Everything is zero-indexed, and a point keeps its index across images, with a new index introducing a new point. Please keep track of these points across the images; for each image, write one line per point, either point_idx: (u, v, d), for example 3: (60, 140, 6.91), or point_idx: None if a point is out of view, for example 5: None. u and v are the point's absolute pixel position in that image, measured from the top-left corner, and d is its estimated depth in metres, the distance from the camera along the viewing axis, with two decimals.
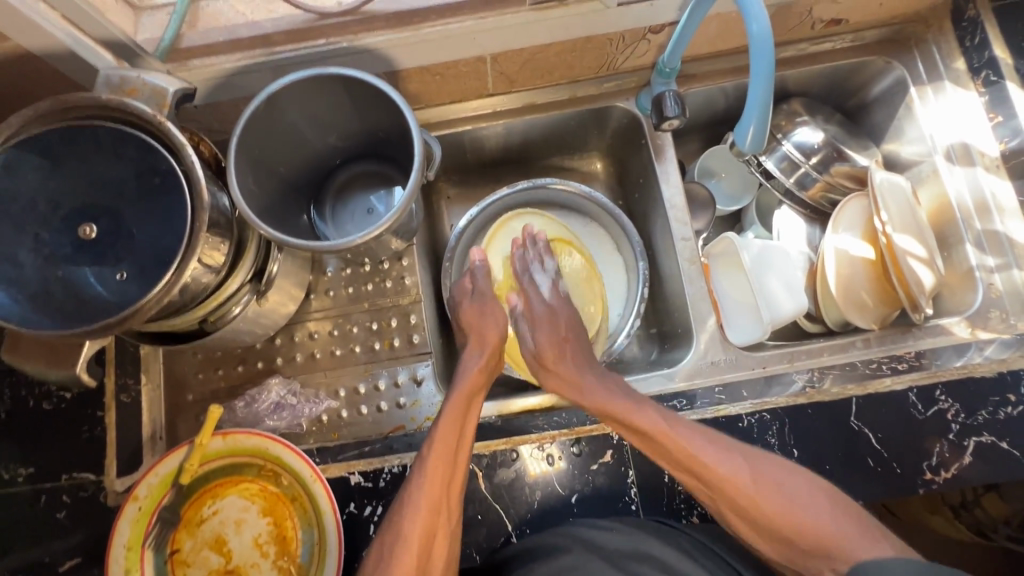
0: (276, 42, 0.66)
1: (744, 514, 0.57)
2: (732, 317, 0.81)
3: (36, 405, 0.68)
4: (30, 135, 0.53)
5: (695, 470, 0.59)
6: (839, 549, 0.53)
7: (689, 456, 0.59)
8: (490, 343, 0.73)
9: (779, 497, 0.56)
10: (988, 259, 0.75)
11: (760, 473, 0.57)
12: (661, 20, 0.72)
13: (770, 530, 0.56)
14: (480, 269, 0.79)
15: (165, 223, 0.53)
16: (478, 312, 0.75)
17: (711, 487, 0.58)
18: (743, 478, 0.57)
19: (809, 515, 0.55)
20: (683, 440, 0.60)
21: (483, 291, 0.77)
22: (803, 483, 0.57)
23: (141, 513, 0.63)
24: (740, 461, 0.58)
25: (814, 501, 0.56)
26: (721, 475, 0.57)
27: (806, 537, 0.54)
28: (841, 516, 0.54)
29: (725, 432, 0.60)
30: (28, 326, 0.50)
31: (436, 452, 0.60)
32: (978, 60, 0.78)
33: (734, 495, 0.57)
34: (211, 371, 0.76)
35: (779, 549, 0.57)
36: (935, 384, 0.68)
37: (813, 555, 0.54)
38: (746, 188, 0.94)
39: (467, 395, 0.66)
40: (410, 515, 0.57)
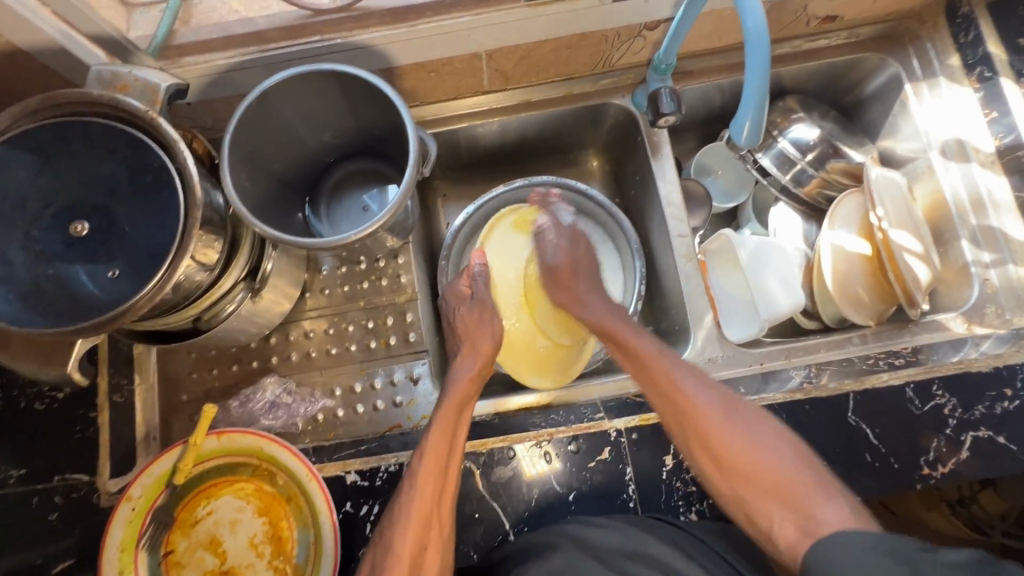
0: (270, 38, 0.66)
1: (709, 453, 0.59)
2: (729, 314, 0.81)
3: (28, 406, 0.67)
4: (21, 132, 0.53)
5: (671, 393, 0.63)
6: (795, 494, 0.54)
7: (670, 380, 0.63)
8: (484, 352, 0.73)
9: (743, 435, 0.58)
10: (983, 255, 0.75)
11: (732, 411, 0.60)
12: (656, 16, 0.71)
13: (728, 465, 0.58)
14: (480, 275, 0.78)
15: (157, 220, 0.52)
16: (475, 317, 0.75)
17: (682, 411, 0.61)
18: (713, 409, 0.60)
19: (770, 458, 0.56)
20: (667, 367, 0.65)
21: (482, 298, 0.77)
22: (770, 433, 0.58)
23: (135, 513, 0.63)
24: (713, 396, 0.61)
25: (778, 450, 0.57)
26: (693, 400, 0.61)
27: (766, 477, 0.56)
28: (797, 463, 0.56)
29: (718, 403, 0.61)
30: (18, 324, 0.49)
31: (427, 462, 0.59)
32: (972, 56, 0.78)
33: (700, 424, 0.60)
34: (206, 370, 0.75)
35: (735, 489, 0.57)
36: (932, 380, 0.68)
37: (768, 498, 0.55)
38: (742, 185, 0.94)
39: (454, 410, 0.64)
40: (398, 536, 0.56)
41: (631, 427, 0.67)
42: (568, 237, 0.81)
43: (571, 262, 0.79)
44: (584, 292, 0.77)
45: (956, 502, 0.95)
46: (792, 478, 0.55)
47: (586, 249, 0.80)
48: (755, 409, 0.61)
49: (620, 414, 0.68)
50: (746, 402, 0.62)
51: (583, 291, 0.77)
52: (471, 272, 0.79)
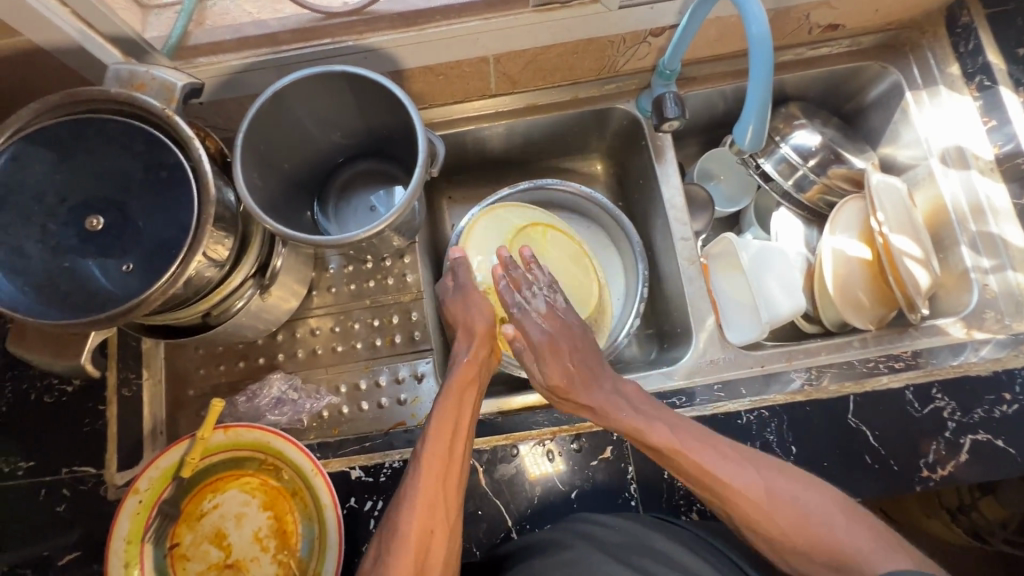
0: (282, 40, 0.67)
1: (761, 534, 0.56)
2: (732, 318, 0.81)
3: (38, 399, 0.68)
4: (39, 128, 0.54)
5: (711, 486, 0.58)
6: (854, 564, 0.51)
7: (703, 471, 0.58)
8: (479, 334, 0.72)
9: (792, 511, 0.55)
10: (983, 261, 0.76)
11: (775, 489, 0.56)
12: (661, 23, 0.73)
13: (783, 543, 0.55)
14: (463, 263, 0.77)
15: (171, 215, 0.53)
16: (462, 307, 0.74)
17: (725, 503, 0.57)
18: (756, 493, 0.56)
19: (825, 530, 0.53)
20: (698, 457, 0.58)
21: (466, 286, 0.75)
22: (818, 496, 0.56)
23: (142, 506, 0.63)
24: (753, 473, 0.57)
25: (829, 515, 0.54)
26: (735, 490, 0.57)
27: (824, 552, 0.53)
28: (855, 527, 0.53)
29: (759, 483, 0.57)
30: (34, 315, 0.50)
31: (431, 442, 0.60)
32: (972, 65, 0.80)
33: (748, 510, 0.56)
34: (213, 366, 0.76)
35: (795, 564, 0.55)
36: (931, 383, 0.69)
37: (829, 572, 0.53)
38: (744, 190, 0.95)
39: (459, 388, 0.66)
40: (406, 510, 0.57)
41: None
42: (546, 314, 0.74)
43: (561, 327, 0.73)
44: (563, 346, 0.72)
45: (955, 509, 0.95)
46: (851, 547, 0.52)
47: (567, 314, 0.75)
48: (794, 475, 0.58)
49: None
50: (784, 472, 0.58)
51: (589, 378, 0.68)
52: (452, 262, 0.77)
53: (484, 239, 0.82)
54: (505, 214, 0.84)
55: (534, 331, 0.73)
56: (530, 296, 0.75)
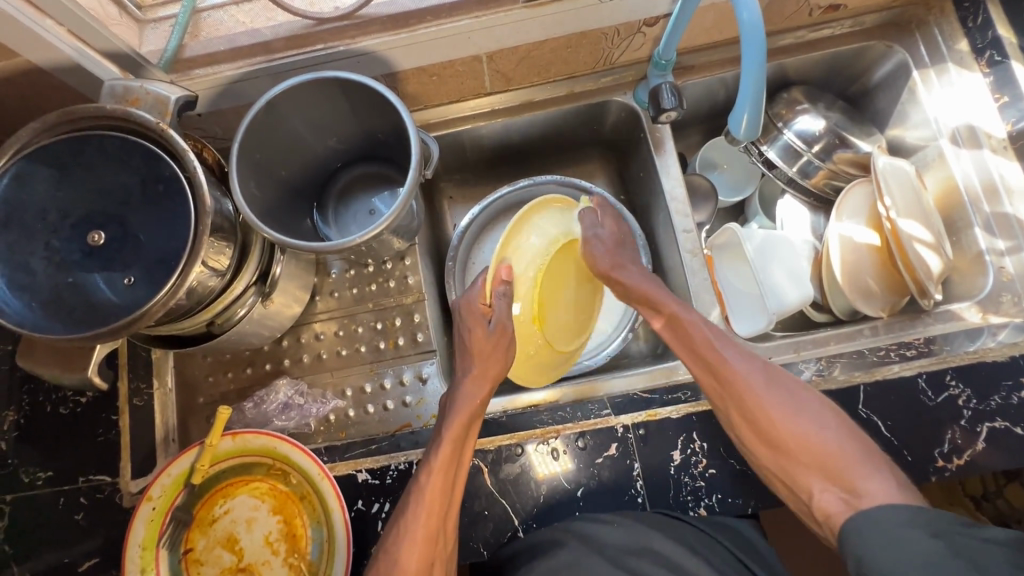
0: (275, 49, 0.68)
1: (751, 422, 0.57)
2: (736, 308, 0.80)
3: (53, 410, 0.70)
4: (40, 147, 0.55)
5: (713, 364, 0.60)
6: (840, 467, 0.52)
7: (710, 349, 0.61)
8: (491, 378, 0.66)
9: (786, 404, 0.56)
10: (997, 243, 0.73)
11: (775, 381, 0.58)
12: (655, 13, 0.72)
13: (765, 434, 0.56)
14: (505, 291, 0.67)
15: (169, 228, 0.54)
16: (490, 343, 0.67)
17: (725, 385, 0.59)
18: (755, 380, 0.58)
19: (814, 431, 0.54)
20: (707, 339, 0.61)
21: (504, 322, 0.67)
22: (815, 404, 0.57)
23: (155, 513, 0.64)
24: (758, 365, 0.59)
25: (821, 421, 0.55)
26: (736, 371, 0.59)
27: (808, 450, 0.54)
28: (848, 441, 0.53)
29: (761, 371, 0.59)
30: (41, 330, 0.51)
31: (434, 480, 0.57)
32: (981, 40, 0.77)
33: (743, 397, 0.58)
34: (221, 373, 0.77)
35: (775, 459, 0.56)
36: (945, 369, 0.67)
37: (811, 472, 0.53)
38: (747, 179, 0.94)
39: (460, 429, 0.61)
40: (406, 546, 0.55)
41: (637, 423, 0.67)
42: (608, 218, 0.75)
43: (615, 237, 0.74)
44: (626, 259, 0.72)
45: (981, 496, 0.92)
46: (839, 453, 0.53)
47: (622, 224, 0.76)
48: (797, 381, 0.59)
49: (626, 410, 0.68)
50: (787, 373, 0.60)
51: (626, 260, 0.71)
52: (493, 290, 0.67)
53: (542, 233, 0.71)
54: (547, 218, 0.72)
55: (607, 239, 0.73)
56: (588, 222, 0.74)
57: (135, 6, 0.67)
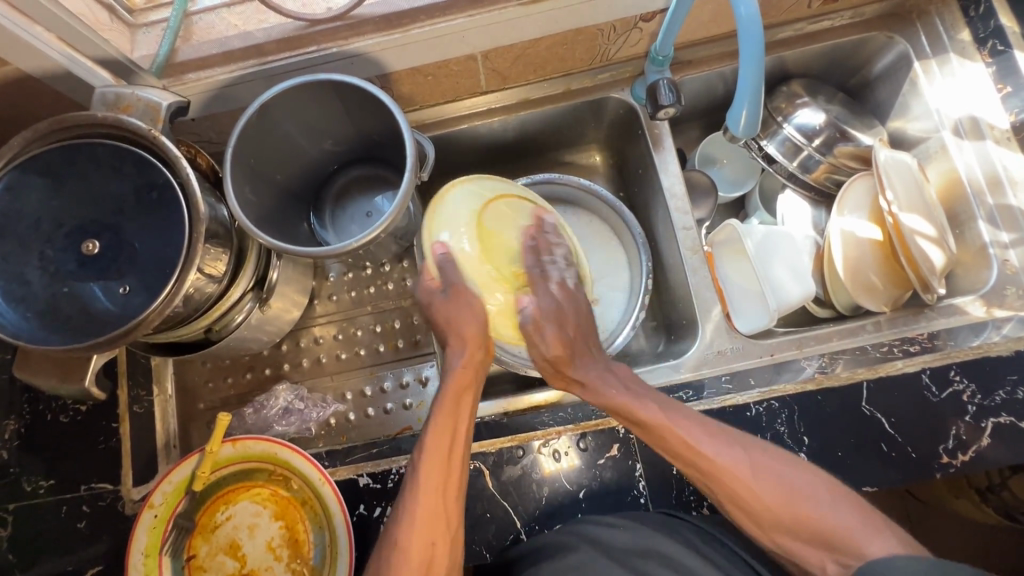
0: (268, 51, 0.67)
1: (745, 509, 0.57)
2: (739, 305, 0.79)
3: (54, 419, 0.70)
4: (31, 156, 0.54)
5: (698, 465, 0.58)
6: (842, 540, 0.52)
7: (689, 449, 0.58)
8: (471, 339, 0.64)
9: (780, 489, 0.55)
10: (1001, 235, 0.73)
11: (760, 467, 0.57)
12: (652, 8, 0.71)
13: (766, 518, 0.56)
14: (449, 261, 0.65)
15: (163, 236, 0.54)
16: (451, 307, 0.65)
17: (713, 481, 0.57)
18: (743, 470, 0.56)
19: (811, 509, 0.54)
20: (687, 436, 0.58)
21: (455, 285, 0.65)
22: (806, 477, 0.56)
23: (158, 520, 0.64)
24: (740, 453, 0.57)
25: (813, 494, 0.55)
26: (722, 466, 0.57)
27: (808, 527, 0.54)
28: (843, 506, 0.54)
29: (745, 460, 0.57)
30: (37, 341, 0.51)
31: (429, 463, 0.58)
32: (984, 30, 0.76)
33: (733, 488, 0.56)
34: (221, 379, 0.78)
35: (776, 537, 0.56)
36: (949, 365, 0.66)
37: (812, 544, 0.54)
38: (749, 173, 0.93)
39: (454, 397, 0.62)
40: (409, 531, 0.56)
41: None
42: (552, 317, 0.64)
43: (568, 349, 0.65)
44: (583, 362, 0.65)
45: (985, 489, 0.91)
46: (839, 525, 0.53)
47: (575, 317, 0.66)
48: (782, 454, 0.58)
49: None
50: (771, 449, 0.59)
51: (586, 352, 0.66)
52: (435, 260, 0.64)
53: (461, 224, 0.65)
54: (465, 188, 0.68)
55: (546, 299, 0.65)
56: (552, 270, 0.66)
57: (126, 11, 0.67)
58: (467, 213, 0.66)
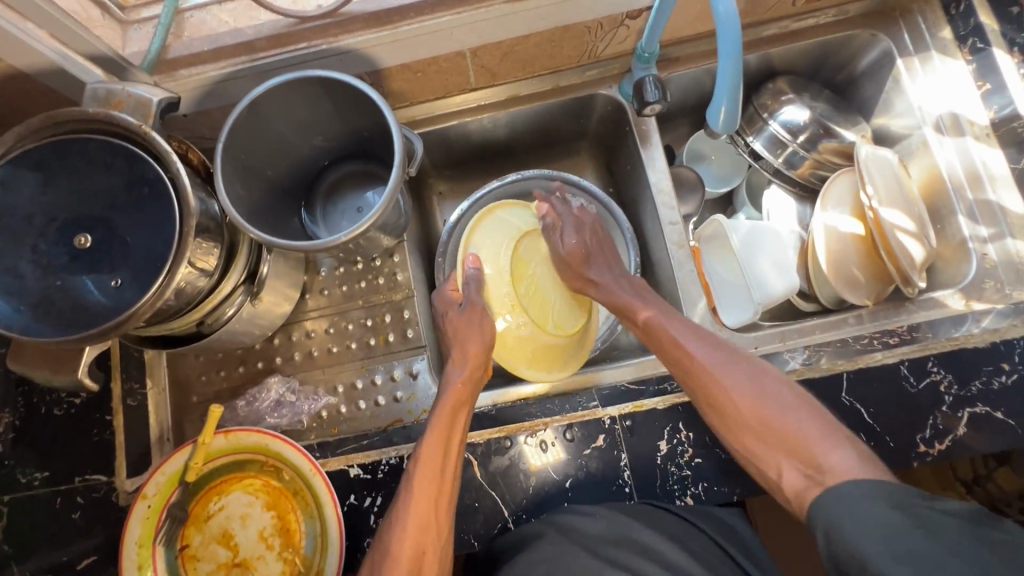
0: (258, 48, 0.68)
1: (717, 407, 0.61)
2: (725, 299, 0.81)
3: (48, 411, 0.71)
4: (22, 153, 0.55)
5: (681, 360, 0.65)
6: (801, 445, 0.55)
7: (675, 347, 0.66)
8: (472, 356, 0.70)
9: (748, 389, 0.60)
10: (980, 230, 0.74)
11: (736, 367, 0.62)
12: (637, 5, 0.72)
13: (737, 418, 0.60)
14: (473, 279, 0.77)
15: (155, 231, 0.55)
16: (464, 320, 0.74)
17: (692, 378, 0.64)
18: (717, 367, 0.62)
19: (777, 411, 0.58)
20: (674, 333, 0.67)
21: (472, 301, 0.75)
22: (774, 385, 0.61)
23: (150, 511, 0.65)
24: (719, 355, 0.64)
25: (783, 401, 0.59)
26: (700, 363, 0.63)
27: (772, 430, 0.57)
28: (807, 417, 0.57)
29: (721, 359, 0.63)
30: (30, 334, 0.52)
31: (422, 466, 0.60)
32: (965, 27, 0.77)
33: (708, 384, 0.62)
34: (214, 372, 0.78)
35: (748, 445, 0.59)
36: (927, 356, 0.68)
37: (777, 451, 0.57)
38: (736, 169, 0.94)
39: (452, 408, 0.65)
40: (398, 535, 0.58)
41: (624, 414, 0.68)
42: (573, 226, 0.78)
43: (582, 255, 0.77)
44: (597, 275, 0.76)
45: (971, 481, 0.93)
46: (804, 431, 0.56)
47: (593, 234, 0.79)
48: (763, 367, 0.63)
49: (613, 402, 0.69)
50: (751, 361, 0.63)
51: (603, 271, 0.76)
52: (464, 276, 0.77)
53: (487, 238, 0.80)
54: (502, 219, 0.81)
55: (564, 216, 0.79)
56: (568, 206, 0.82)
57: (117, 7, 0.67)
58: (502, 237, 0.80)
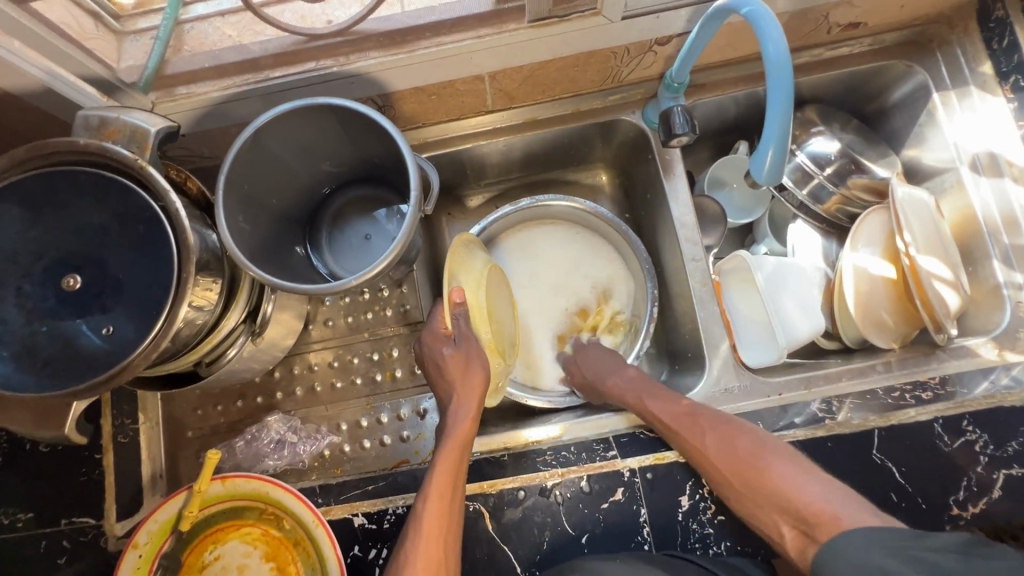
0: (264, 66, 0.64)
1: (712, 471, 0.59)
2: (746, 338, 0.77)
3: (34, 448, 0.67)
4: (7, 185, 0.51)
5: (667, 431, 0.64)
6: (800, 504, 0.53)
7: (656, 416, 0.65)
8: (476, 389, 0.63)
9: (737, 448, 0.59)
10: (1016, 276, 0.71)
11: (722, 429, 0.61)
12: (668, 32, 0.68)
13: (725, 477, 0.58)
14: (462, 312, 0.65)
15: (151, 272, 0.51)
16: (461, 364, 0.64)
17: (681, 446, 0.62)
18: (701, 431, 0.61)
19: (770, 469, 0.56)
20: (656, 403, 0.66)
21: (468, 337, 0.65)
22: (756, 441, 0.60)
23: (142, 560, 0.62)
24: (705, 422, 0.63)
25: (773, 458, 0.57)
26: (686, 429, 0.62)
27: (769, 490, 0.55)
28: (798, 470, 0.55)
29: (707, 424, 0.62)
30: (14, 386, 0.48)
31: (430, 506, 0.56)
32: (1007, 64, 0.72)
33: (693, 449, 0.61)
34: (211, 407, 0.74)
35: (751, 509, 0.57)
36: (962, 415, 0.65)
37: (780, 512, 0.55)
38: (758, 201, 0.88)
39: (459, 444, 0.60)
40: None
41: (645, 466, 0.65)
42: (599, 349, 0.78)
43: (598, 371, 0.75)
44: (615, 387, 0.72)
45: None
46: (789, 485, 0.55)
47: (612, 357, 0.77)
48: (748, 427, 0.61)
49: (634, 452, 0.66)
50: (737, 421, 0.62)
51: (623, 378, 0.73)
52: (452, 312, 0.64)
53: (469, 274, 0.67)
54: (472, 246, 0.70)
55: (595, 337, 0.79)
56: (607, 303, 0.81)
57: (112, 18, 0.63)
58: (480, 270, 0.69)
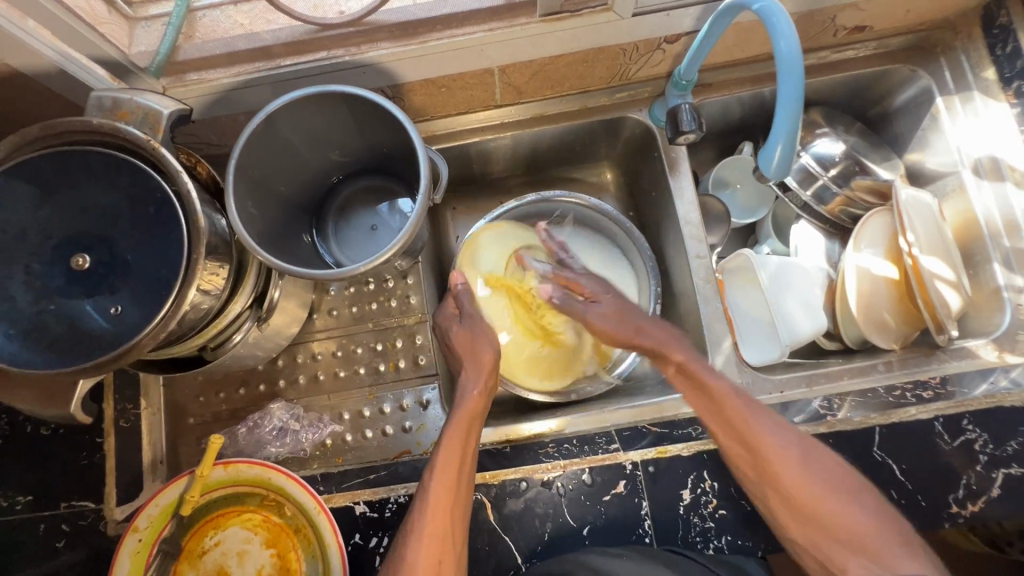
0: (276, 54, 0.64)
1: (782, 495, 0.56)
2: (748, 336, 0.78)
3: (35, 430, 0.67)
4: (18, 163, 0.51)
5: (746, 437, 0.58)
6: (869, 543, 0.52)
7: (733, 418, 0.59)
8: (485, 364, 0.67)
9: (820, 479, 0.55)
10: (1016, 279, 0.71)
11: (811, 458, 0.56)
12: (677, 30, 0.68)
13: (792, 507, 0.55)
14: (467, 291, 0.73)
15: (160, 253, 0.51)
16: (469, 336, 0.69)
17: (756, 458, 0.57)
18: (786, 452, 0.56)
19: (852, 509, 0.53)
20: (738, 407, 0.59)
21: (472, 316, 0.71)
22: (840, 474, 0.56)
23: (142, 544, 0.62)
24: (791, 439, 0.57)
25: (856, 498, 0.54)
26: (768, 443, 0.57)
27: (841, 527, 0.53)
28: (869, 504, 0.54)
29: (796, 446, 0.57)
30: (20, 363, 0.48)
31: (437, 480, 0.57)
32: (1011, 69, 0.72)
33: (773, 468, 0.56)
34: (212, 394, 0.74)
35: (807, 534, 0.55)
36: (962, 414, 0.65)
37: (843, 547, 0.53)
38: (762, 201, 0.90)
39: (466, 421, 0.61)
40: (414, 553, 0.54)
41: (647, 460, 0.65)
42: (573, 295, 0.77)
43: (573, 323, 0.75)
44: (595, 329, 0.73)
45: None
46: (857, 523, 0.53)
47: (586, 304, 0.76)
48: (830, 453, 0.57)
49: (636, 446, 0.66)
50: (820, 444, 0.58)
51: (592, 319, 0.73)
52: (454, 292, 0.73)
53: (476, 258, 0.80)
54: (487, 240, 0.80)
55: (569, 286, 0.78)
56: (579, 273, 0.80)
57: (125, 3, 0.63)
58: (487, 258, 0.79)
